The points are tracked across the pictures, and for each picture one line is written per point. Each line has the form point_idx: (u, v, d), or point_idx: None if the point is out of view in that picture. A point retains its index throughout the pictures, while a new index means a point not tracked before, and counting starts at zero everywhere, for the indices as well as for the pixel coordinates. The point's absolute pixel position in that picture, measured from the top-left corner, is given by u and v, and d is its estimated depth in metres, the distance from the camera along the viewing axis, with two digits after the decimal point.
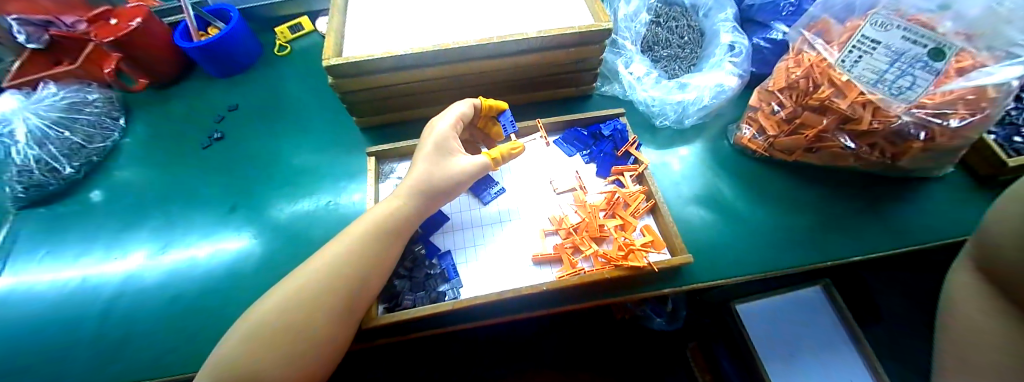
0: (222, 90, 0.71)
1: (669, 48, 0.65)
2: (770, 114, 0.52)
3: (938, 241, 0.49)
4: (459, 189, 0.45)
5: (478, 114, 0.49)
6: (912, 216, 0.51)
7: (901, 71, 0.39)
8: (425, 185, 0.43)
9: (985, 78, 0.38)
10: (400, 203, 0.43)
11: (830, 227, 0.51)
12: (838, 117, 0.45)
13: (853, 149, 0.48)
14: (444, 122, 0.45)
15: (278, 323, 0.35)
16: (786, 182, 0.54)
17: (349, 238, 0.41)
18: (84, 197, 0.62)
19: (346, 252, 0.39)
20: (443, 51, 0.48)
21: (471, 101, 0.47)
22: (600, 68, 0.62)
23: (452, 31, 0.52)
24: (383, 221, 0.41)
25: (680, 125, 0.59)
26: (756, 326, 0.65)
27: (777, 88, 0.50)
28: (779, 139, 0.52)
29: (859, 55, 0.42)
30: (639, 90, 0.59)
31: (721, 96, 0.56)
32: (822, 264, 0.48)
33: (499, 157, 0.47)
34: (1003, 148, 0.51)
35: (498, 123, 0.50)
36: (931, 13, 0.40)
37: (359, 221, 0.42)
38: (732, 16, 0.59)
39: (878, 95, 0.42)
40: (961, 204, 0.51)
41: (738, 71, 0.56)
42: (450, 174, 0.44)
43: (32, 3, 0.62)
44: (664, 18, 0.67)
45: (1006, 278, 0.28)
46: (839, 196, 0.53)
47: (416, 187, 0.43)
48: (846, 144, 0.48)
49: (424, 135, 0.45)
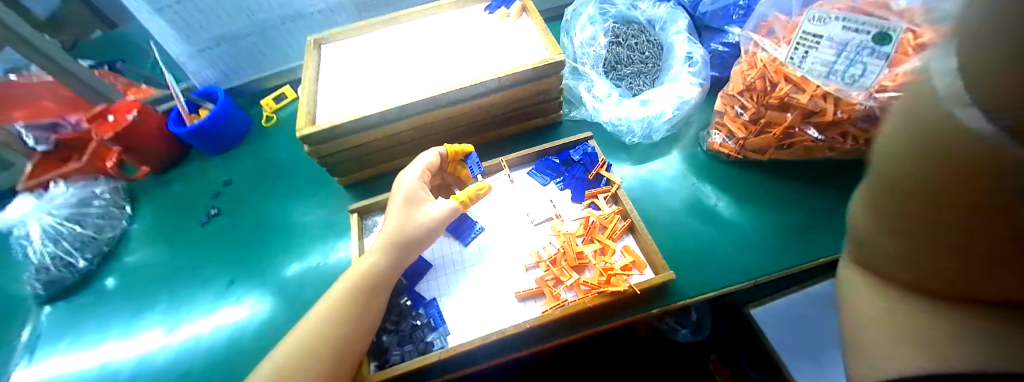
0: (219, 165, 0.75)
1: (632, 65, 0.66)
2: (735, 117, 0.51)
3: None
4: (433, 235, 0.46)
5: (446, 160, 0.52)
6: None
7: (850, 60, 0.40)
8: (398, 237, 0.44)
9: None
10: (373, 260, 0.43)
11: (822, 223, 0.49)
12: (802, 111, 0.45)
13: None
14: (410, 175, 0.48)
15: None
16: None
17: (329, 299, 0.41)
18: (97, 285, 0.65)
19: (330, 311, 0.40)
20: (408, 104, 0.51)
21: (436, 150, 0.50)
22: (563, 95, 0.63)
23: (415, 86, 0.55)
24: (362, 280, 0.42)
25: (650, 140, 0.60)
26: (777, 329, 0.60)
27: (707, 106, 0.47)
28: (749, 140, 0.51)
29: (805, 50, 0.42)
30: (602, 111, 0.59)
31: (684, 107, 0.55)
32: (813, 262, 0.47)
33: (467, 200, 0.48)
34: None
35: (466, 165, 0.52)
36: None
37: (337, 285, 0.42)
38: (684, 28, 0.60)
39: (833, 86, 0.41)
40: None
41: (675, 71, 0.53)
42: (421, 223, 0.45)
43: (36, 107, 0.69)
44: (623, 36, 0.68)
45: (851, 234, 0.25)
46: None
47: (391, 239, 0.44)
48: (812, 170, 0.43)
49: (392, 190, 0.47)
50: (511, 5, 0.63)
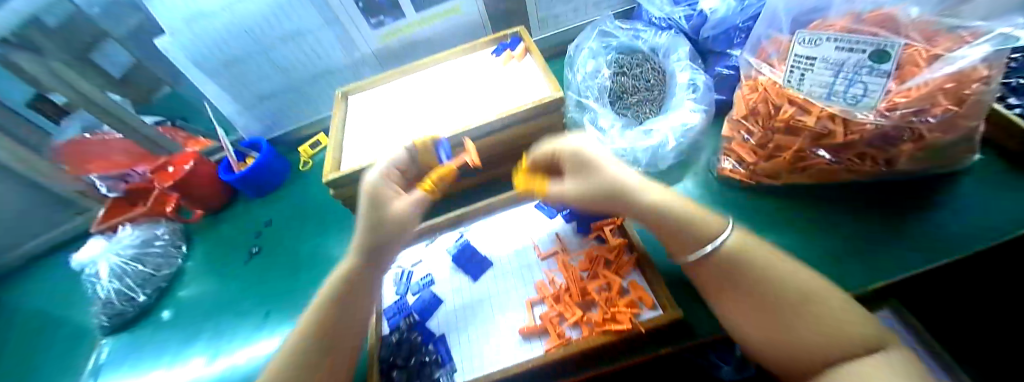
0: (260, 207, 0.83)
1: (638, 94, 0.66)
2: (743, 142, 0.51)
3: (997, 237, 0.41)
4: (404, 232, 0.47)
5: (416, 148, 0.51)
6: (952, 215, 0.44)
7: (848, 80, 0.39)
8: (367, 243, 0.45)
9: (957, 63, 0.36)
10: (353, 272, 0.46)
11: (857, 246, 0.44)
12: (811, 134, 0.43)
13: (727, 240, 0.38)
14: (374, 171, 0.47)
15: None
16: (712, 272, 0.38)
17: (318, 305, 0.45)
18: (153, 318, 0.72)
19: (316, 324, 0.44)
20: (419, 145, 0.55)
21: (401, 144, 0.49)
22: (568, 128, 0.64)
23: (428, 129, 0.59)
24: (345, 287, 0.45)
25: (656, 168, 0.58)
26: None
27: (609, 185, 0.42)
28: (760, 165, 0.49)
29: (801, 72, 0.42)
30: (606, 143, 0.59)
31: (689, 134, 0.56)
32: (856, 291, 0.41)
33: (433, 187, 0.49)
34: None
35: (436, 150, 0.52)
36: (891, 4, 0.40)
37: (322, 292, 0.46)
38: (686, 55, 0.62)
39: (837, 107, 0.40)
40: (1002, 192, 0.45)
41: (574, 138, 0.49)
42: (389, 223, 0.45)
43: (110, 162, 0.80)
44: (627, 66, 0.69)
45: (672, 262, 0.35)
46: (785, 272, 0.36)
47: (362, 247, 0.46)
48: (716, 243, 0.38)
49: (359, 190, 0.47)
50: (517, 47, 0.67)
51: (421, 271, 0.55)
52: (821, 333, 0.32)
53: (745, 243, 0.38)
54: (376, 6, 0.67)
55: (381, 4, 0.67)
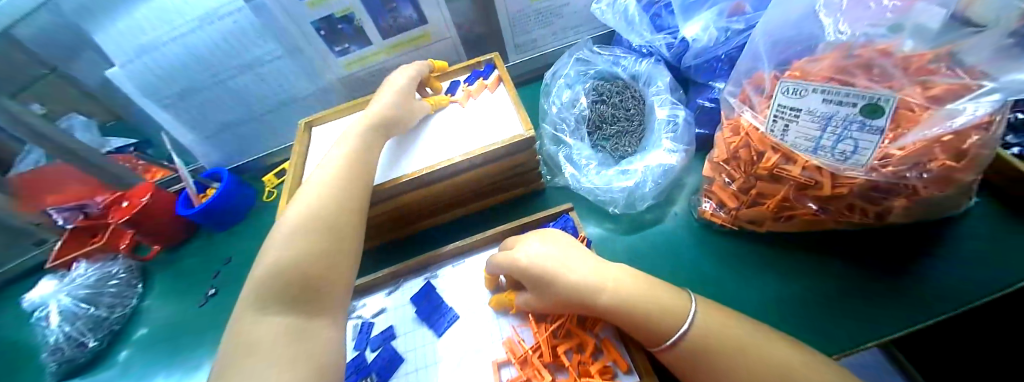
0: (222, 241, 0.78)
1: (616, 124, 0.63)
2: (724, 186, 0.48)
3: (992, 294, 0.39)
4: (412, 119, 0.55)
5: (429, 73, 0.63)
6: (947, 266, 0.42)
7: (837, 135, 0.36)
8: (383, 117, 0.51)
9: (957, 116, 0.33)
10: (360, 136, 0.48)
11: (845, 298, 0.42)
12: (796, 183, 0.41)
13: (694, 325, 0.35)
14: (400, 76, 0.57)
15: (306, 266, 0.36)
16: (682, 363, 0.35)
17: (330, 178, 0.43)
18: (105, 364, 0.67)
19: (339, 181, 0.43)
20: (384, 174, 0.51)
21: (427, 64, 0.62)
22: (542, 164, 0.61)
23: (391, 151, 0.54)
24: (360, 147, 0.47)
25: (633, 209, 0.55)
26: None
27: (567, 288, 0.40)
28: (742, 211, 0.46)
29: (784, 123, 0.39)
30: (582, 180, 0.57)
31: (668, 175, 0.53)
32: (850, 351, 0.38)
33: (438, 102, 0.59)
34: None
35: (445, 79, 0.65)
36: (883, 37, 0.36)
37: (324, 165, 0.45)
38: (665, 86, 0.59)
39: (823, 161, 0.37)
40: (1000, 241, 0.42)
41: (526, 236, 0.47)
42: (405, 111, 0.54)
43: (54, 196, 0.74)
44: (607, 94, 0.65)
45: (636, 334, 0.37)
46: (761, 358, 0.32)
47: (375, 119, 0.50)
48: (683, 332, 0.35)
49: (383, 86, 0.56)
50: (489, 75, 0.63)
51: (383, 323, 0.51)
52: None
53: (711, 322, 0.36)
54: (338, 32, 0.63)
55: (343, 30, 0.62)
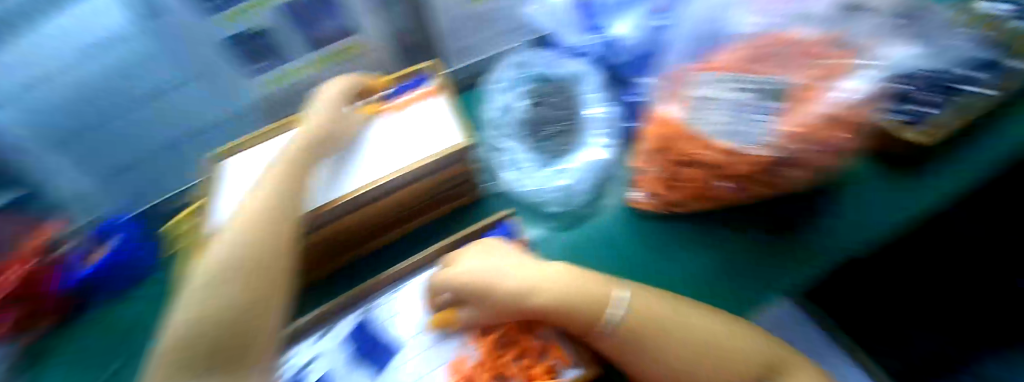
0: (17, 331, 0.51)
1: (555, 124, 0.64)
2: (644, 173, 0.51)
3: (869, 239, 0.50)
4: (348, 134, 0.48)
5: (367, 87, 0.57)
6: (839, 221, 0.52)
7: (745, 119, 0.40)
8: (321, 129, 0.46)
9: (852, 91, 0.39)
10: (289, 158, 0.43)
11: (762, 256, 0.50)
12: (705, 166, 0.44)
13: (630, 308, 0.39)
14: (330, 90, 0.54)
15: (218, 330, 0.31)
16: (613, 350, 0.39)
17: (249, 211, 0.38)
18: None
19: (253, 215, 0.38)
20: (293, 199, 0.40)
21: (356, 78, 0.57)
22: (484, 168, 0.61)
23: (319, 170, 0.47)
24: (289, 168, 0.42)
25: (569, 204, 0.57)
26: None
27: (501, 305, 0.40)
28: (664, 195, 0.50)
29: (706, 110, 0.42)
30: (520, 181, 0.58)
31: (599, 169, 0.58)
32: (762, 300, 0.49)
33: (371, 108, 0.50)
34: (913, 115, 0.48)
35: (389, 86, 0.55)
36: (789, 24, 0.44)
37: (251, 197, 0.40)
38: (596, 86, 0.63)
39: (738, 143, 0.41)
40: (886, 196, 0.52)
41: (463, 250, 0.48)
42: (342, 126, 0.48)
43: None
44: (544, 95, 0.67)
45: (580, 327, 0.40)
46: (685, 325, 0.38)
47: (313, 132, 0.46)
48: (620, 316, 0.38)
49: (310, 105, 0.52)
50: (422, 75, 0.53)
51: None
52: (725, 361, 0.36)
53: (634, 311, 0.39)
54: (257, 47, 0.56)
55: (260, 45, 0.56)
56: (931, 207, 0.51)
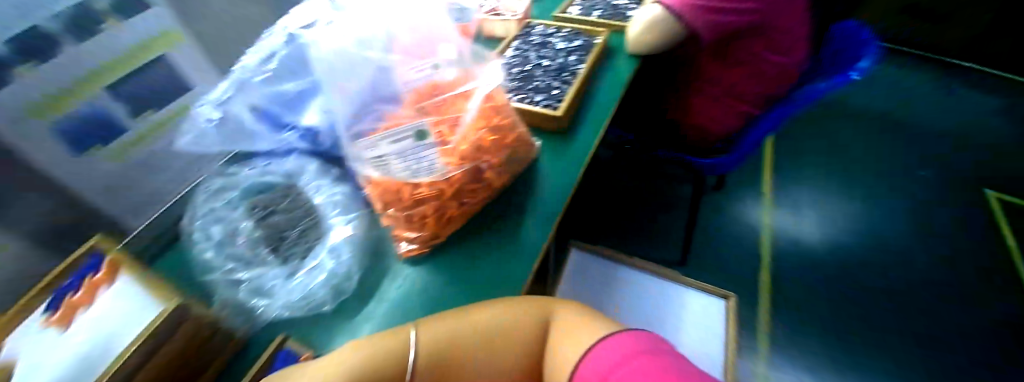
0: None
1: (291, 225, 0.59)
2: (398, 225, 0.58)
3: (566, 190, 0.70)
4: None
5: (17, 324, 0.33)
6: (543, 185, 0.71)
7: (415, 159, 0.52)
8: None
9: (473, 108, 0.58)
10: None
11: (510, 239, 0.63)
12: (429, 197, 0.55)
13: (422, 337, 0.46)
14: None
15: None
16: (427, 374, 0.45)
17: None
18: None
19: None
20: None
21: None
22: (228, 316, 0.51)
23: None
24: None
25: (342, 292, 0.56)
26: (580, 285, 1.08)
27: None
28: (422, 235, 0.59)
29: (385, 166, 0.52)
30: (279, 304, 0.53)
31: (356, 242, 0.59)
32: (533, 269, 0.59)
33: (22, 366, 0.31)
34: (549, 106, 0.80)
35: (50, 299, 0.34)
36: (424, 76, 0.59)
37: None
38: (316, 172, 0.65)
39: (424, 177, 0.53)
40: (559, 158, 0.77)
41: None
42: None
43: None
44: (266, 205, 0.61)
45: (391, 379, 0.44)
46: (470, 318, 0.49)
47: None
48: (417, 348, 0.45)
49: None
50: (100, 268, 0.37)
51: None
52: (501, 317, 0.50)
53: (433, 334, 0.46)
54: None
55: None
56: (585, 152, 0.78)
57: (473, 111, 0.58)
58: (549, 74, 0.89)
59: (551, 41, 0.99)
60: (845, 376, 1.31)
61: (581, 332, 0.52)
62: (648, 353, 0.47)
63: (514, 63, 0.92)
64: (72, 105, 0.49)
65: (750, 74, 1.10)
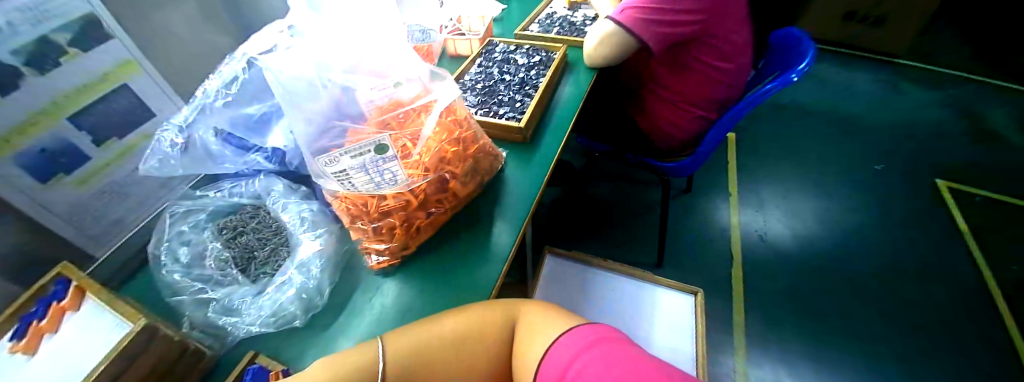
0: None
1: (260, 244, 0.61)
2: (366, 236, 0.61)
3: (528, 194, 0.75)
4: None
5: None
6: (507, 191, 0.76)
7: (378, 171, 0.54)
8: None
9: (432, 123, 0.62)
10: None
11: (477, 244, 0.66)
12: (397, 206, 0.59)
13: (389, 348, 0.48)
14: None
15: None
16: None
17: None
18: None
19: None
20: None
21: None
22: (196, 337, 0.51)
23: None
24: None
25: (314, 305, 0.57)
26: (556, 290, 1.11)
27: None
28: (392, 244, 0.61)
29: (349, 180, 0.54)
30: (249, 320, 0.53)
31: (326, 256, 0.60)
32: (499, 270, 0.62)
33: None
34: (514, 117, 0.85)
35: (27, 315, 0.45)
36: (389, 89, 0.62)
37: None
38: (283, 191, 0.67)
39: (388, 187, 0.57)
40: (521, 166, 0.81)
41: None
42: None
43: None
44: (233, 227, 0.63)
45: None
46: (435, 326, 0.51)
47: None
48: (386, 359, 0.47)
49: None
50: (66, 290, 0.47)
51: None
52: (468, 322, 0.52)
53: (400, 344, 0.48)
54: None
55: None
56: (546, 158, 0.83)
57: (432, 126, 0.62)
58: (512, 87, 0.94)
59: (513, 58, 1.06)
60: (813, 360, 1.38)
61: (547, 327, 0.55)
62: (608, 343, 0.50)
63: (479, 79, 0.97)
64: (29, 137, 0.51)
65: (700, 81, 1.18)
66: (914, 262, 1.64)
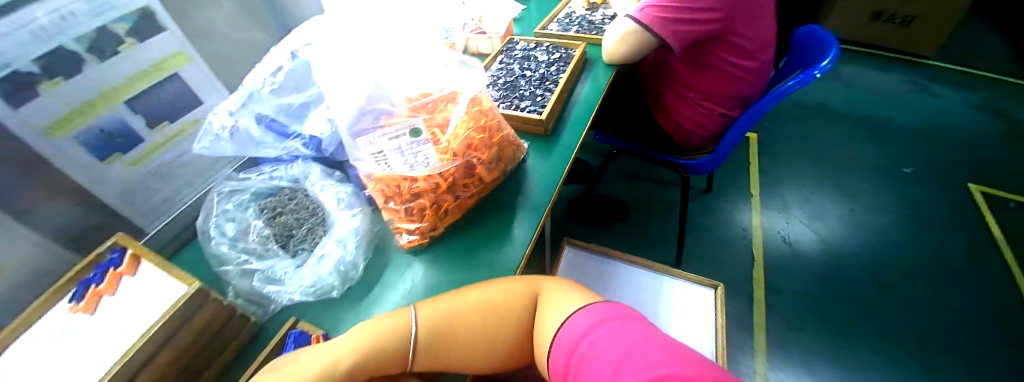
0: None
1: (299, 222, 0.65)
2: (398, 217, 0.63)
3: (551, 184, 0.77)
4: None
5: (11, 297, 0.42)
6: (530, 181, 0.78)
7: (410, 153, 0.59)
8: None
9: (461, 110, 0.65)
10: None
11: (502, 229, 0.69)
12: (427, 190, 0.61)
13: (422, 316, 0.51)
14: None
15: None
16: (429, 351, 0.49)
17: None
18: None
19: None
20: None
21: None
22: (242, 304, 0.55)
23: None
24: None
25: (348, 279, 0.61)
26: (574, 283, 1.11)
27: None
28: (421, 224, 0.63)
29: (384, 161, 0.59)
30: (291, 290, 0.57)
31: (361, 234, 0.64)
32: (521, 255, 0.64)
33: None
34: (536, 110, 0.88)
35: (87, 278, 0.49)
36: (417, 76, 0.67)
37: None
38: (320, 175, 0.71)
39: (418, 170, 0.61)
40: (543, 158, 0.83)
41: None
42: None
43: None
44: (275, 206, 0.67)
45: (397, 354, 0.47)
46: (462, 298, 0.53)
47: None
48: (418, 324, 0.50)
49: None
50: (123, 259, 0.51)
51: None
52: (493, 296, 0.54)
53: (430, 316, 0.50)
54: None
55: None
56: (568, 152, 0.85)
57: (459, 113, 0.65)
58: (533, 83, 0.97)
59: (535, 54, 1.08)
60: (839, 366, 1.34)
61: (567, 302, 0.56)
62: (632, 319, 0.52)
63: (502, 74, 1.00)
64: (92, 117, 0.57)
65: (720, 78, 1.18)
66: (949, 269, 1.58)
